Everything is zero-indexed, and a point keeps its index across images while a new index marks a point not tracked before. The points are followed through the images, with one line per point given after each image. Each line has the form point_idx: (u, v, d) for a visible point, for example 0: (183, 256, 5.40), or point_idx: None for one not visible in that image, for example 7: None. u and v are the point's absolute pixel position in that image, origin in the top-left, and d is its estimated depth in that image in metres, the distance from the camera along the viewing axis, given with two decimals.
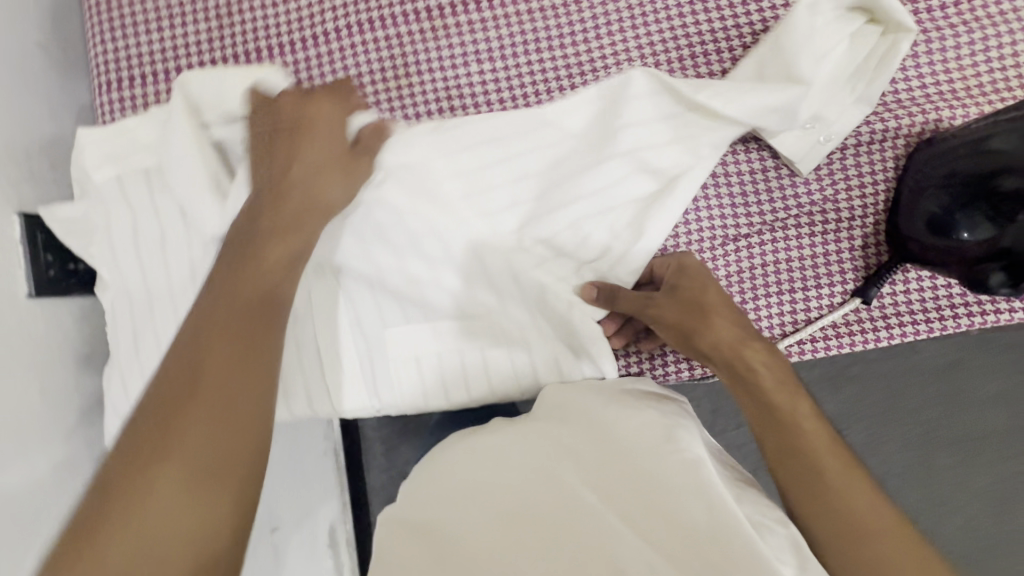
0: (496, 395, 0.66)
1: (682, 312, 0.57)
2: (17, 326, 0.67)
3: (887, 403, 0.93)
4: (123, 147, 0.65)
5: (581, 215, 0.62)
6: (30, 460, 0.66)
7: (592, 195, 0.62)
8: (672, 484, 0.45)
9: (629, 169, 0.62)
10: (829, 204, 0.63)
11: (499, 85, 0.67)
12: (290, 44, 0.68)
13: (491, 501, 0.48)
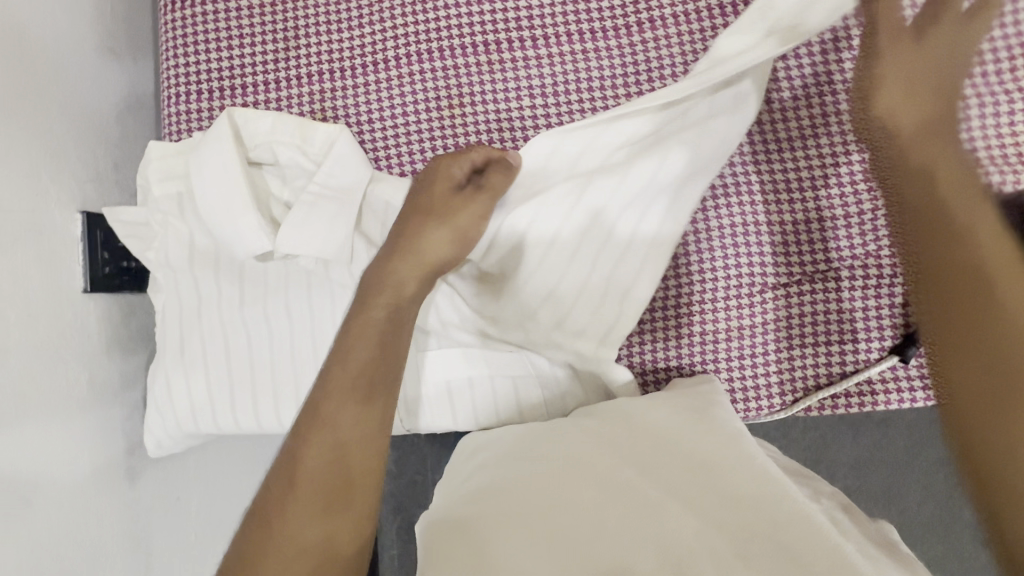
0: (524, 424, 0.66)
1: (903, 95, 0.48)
2: (69, 321, 0.70)
3: (913, 453, 0.91)
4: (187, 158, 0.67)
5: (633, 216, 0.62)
6: (69, 448, 0.68)
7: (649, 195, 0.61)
8: (717, 459, 0.47)
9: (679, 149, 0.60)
10: (872, 260, 0.63)
11: (547, 115, 0.67)
12: (350, 68, 0.69)
13: (537, 480, 0.50)
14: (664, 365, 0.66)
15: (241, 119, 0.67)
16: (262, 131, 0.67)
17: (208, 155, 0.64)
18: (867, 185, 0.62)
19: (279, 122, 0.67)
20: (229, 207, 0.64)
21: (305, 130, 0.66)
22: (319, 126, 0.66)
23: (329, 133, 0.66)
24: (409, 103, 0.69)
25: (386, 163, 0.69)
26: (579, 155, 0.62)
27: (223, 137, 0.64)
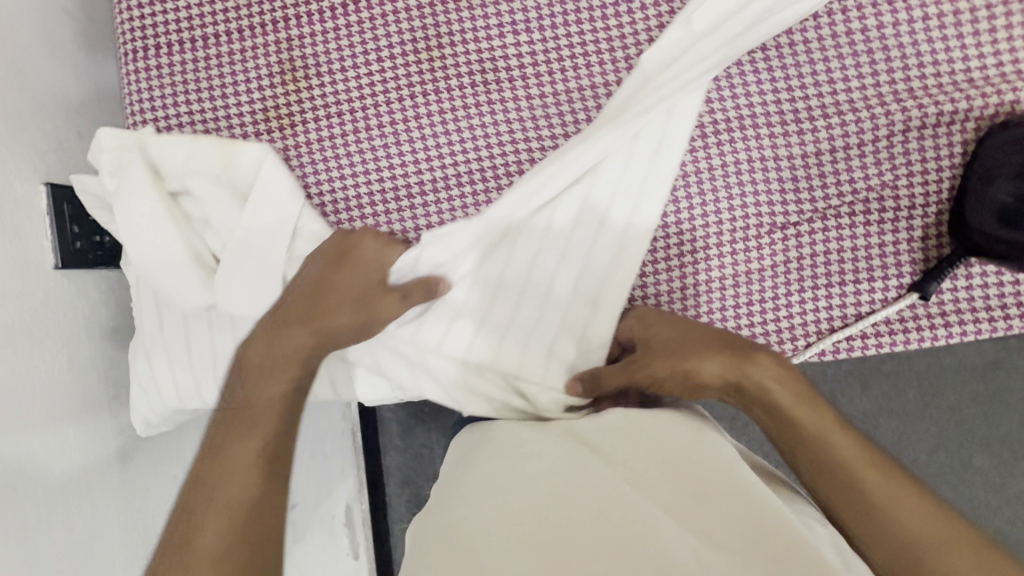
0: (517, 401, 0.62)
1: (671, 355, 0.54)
2: (44, 299, 0.66)
3: (929, 400, 0.89)
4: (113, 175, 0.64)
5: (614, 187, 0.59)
6: (55, 430, 0.66)
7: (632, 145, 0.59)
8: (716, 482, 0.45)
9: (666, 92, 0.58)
10: (888, 191, 0.58)
11: (534, 53, 0.62)
12: (317, 12, 0.64)
13: (525, 494, 0.46)
14: None
15: (154, 150, 0.63)
16: (180, 160, 0.63)
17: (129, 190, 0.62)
18: (882, 109, 0.58)
19: (194, 147, 0.63)
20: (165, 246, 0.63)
21: (226, 154, 0.63)
22: (240, 146, 0.63)
23: (254, 156, 0.63)
24: (384, 48, 0.64)
25: (362, 113, 0.64)
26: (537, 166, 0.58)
27: (138, 172, 0.62)
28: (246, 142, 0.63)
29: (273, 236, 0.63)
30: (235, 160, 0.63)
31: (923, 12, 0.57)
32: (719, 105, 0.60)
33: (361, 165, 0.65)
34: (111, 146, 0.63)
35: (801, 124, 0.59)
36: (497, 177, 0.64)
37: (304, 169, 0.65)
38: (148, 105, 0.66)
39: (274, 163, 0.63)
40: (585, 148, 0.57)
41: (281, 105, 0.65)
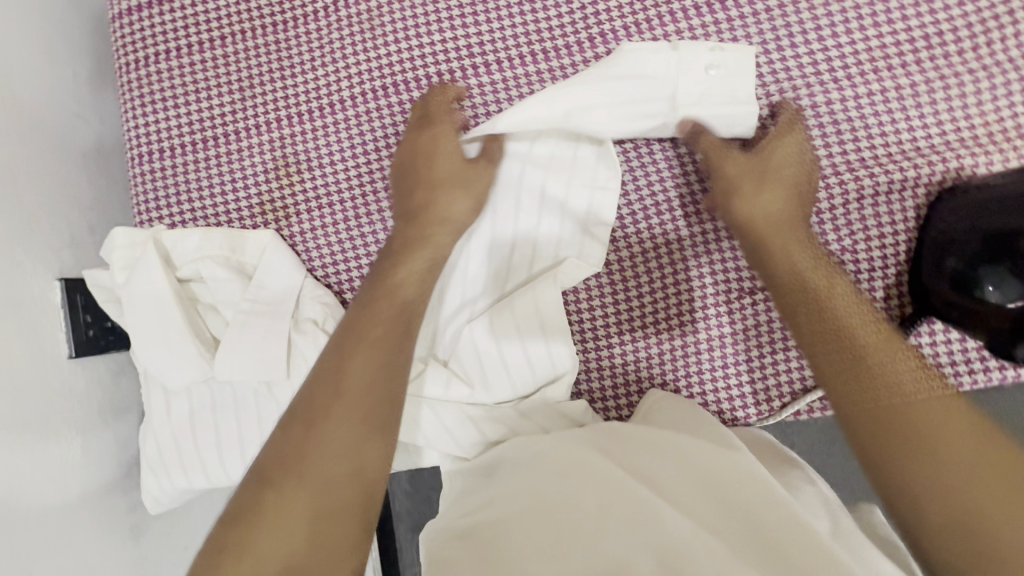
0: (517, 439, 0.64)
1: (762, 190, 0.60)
2: (57, 387, 0.70)
3: None
4: (122, 265, 0.66)
5: (549, 247, 0.66)
6: (69, 513, 0.69)
7: (554, 212, 0.66)
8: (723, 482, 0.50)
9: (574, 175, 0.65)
10: (848, 256, 0.61)
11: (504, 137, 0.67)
12: (306, 113, 0.69)
13: (544, 499, 0.52)
14: (636, 384, 0.67)
15: (167, 242, 0.67)
16: (189, 252, 0.68)
17: (138, 282, 0.65)
18: (837, 179, 0.61)
19: (207, 237, 0.68)
20: (170, 334, 0.65)
21: (237, 241, 0.68)
22: (250, 234, 0.68)
23: (261, 241, 0.68)
24: (369, 142, 0.68)
25: (352, 203, 0.69)
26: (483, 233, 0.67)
27: (149, 263, 0.65)
28: (258, 232, 0.68)
29: (276, 311, 0.66)
30: (247, 249, 0.68)
31: (866, 89, 0.61)
32: (683, 182, 0.65)
33: (351, 251, 0.69)
34: (127, 237, 0.67)
35: None
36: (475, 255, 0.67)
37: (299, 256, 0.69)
38: (153, 205, 0.71)
39: (279, 251, 0.67)
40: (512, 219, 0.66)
41: (276, 199, 0.69)
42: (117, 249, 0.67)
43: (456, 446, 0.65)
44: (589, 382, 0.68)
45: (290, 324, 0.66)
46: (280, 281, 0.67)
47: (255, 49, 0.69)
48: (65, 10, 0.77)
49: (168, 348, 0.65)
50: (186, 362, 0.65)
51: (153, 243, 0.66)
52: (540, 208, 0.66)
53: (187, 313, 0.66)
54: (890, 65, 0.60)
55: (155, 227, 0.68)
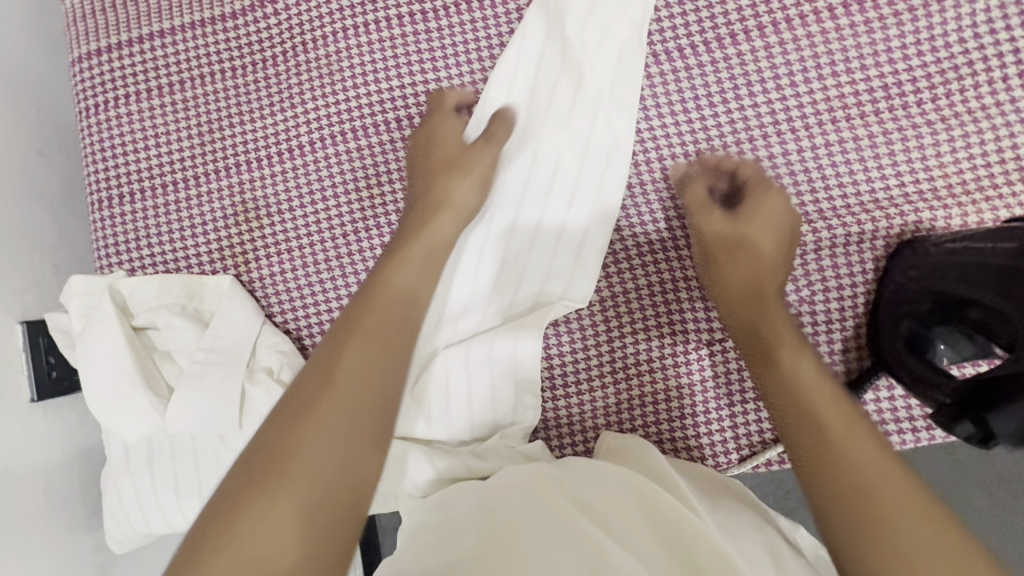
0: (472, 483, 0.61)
1: (728, 246, 0.59)
2: (18, 432, 0.70)
3: None
4: (78, 314, 0.67)
5: (516, 282, 0.65)
6: (31, 558, 0.68)
7: (518, 248, 0.65)
8: (677, 526, 0.48)
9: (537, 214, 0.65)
10: (807, 306, 0.61)
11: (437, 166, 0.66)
12: (265, 157, 0.68)
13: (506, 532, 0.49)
14: (593, 432, 0.66)
15: (124, 290, 0.68)
16: (147, 299, 0.68)
17: (91, 331, 0.65)
18: None
19: (164, 284, 0.68)
20: (123, 383, 0.65)
21: (195, 288, 0.69)
22: (208, 280, 0.69)
23: (220, 286, 0.69)
24: (327, 187, 0.68)
25: (310, 249, 0.68)
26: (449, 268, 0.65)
27: (104, 312, 0.65)
28: (216, 278, 0.68)
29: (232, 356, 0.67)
30: (205, 294, 0.69)
31: (825, 140, 0.60)
32: (641, 229, 0.64)
33: (311, 296, 0.69)
34: (83, 286, 0.67)
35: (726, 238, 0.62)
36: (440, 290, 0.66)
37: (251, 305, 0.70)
38: (113, 249, 0.71)
39: (237, 296, 0.67)
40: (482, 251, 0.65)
41: (236, 244, 0.69)
42: (72, 298, 0.67)
43: (410, 485, 0.62)
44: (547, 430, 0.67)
45: (244, 373, 0.67)
46: (237, 327, 0.67)
47: (215, 94, 0.69)
48: (27, 51, 0.77)
49: (120, 397, 0.65)
50: (137, 410, 0.65)
51: (111, 292, 0.67)
52: (507, 243, 0.65)
53: (140, 360, 0.67)
54: (848, 116, 0.59)
55: (109, 277, 0.68)
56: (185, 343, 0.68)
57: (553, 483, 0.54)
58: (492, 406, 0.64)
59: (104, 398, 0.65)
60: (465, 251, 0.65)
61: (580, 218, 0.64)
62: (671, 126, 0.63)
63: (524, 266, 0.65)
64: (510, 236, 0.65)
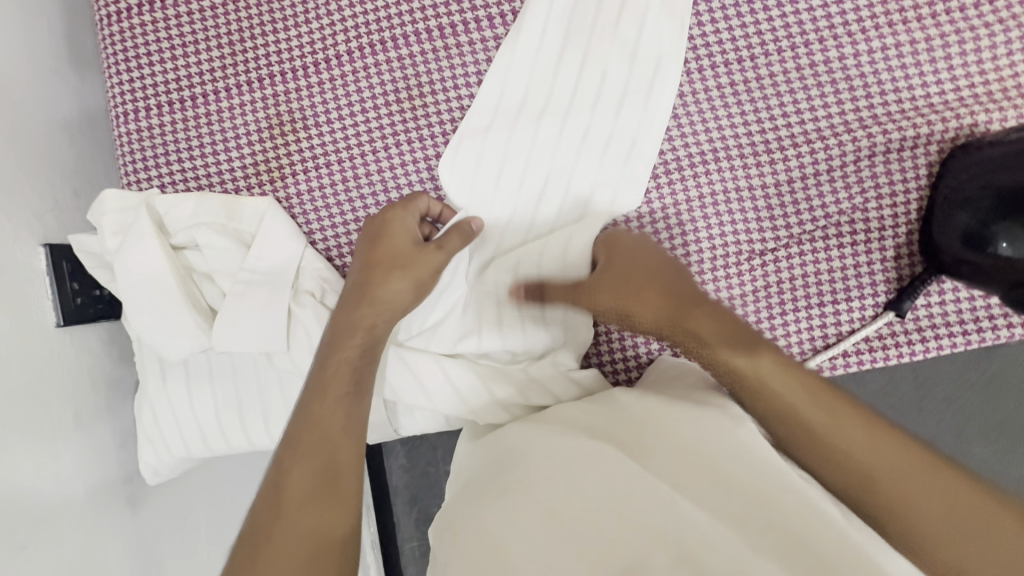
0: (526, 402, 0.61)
1: (621, 288, 0.56)
2: (47, 356, 0.68)
3: None
4: (113, 227, 0.64)
5: (562, 194, 0.63)
6: (68, 485, 0.67)
7: (565, 158, 0.63)
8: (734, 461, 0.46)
9: (586, 121, 0.62)
10: (859, 214, 0.61)
11: (480, 72, 0.64)
12: (300, 68, 0.66)
13: (545, 496, 0.47)
14: (644, 349, 0.66)
15: (162, 206, 0.65)
16: (186, 217, 0.66)
17: (129, 246, 0.63)
18: (849, 136, 0.60)
19: (203, 203, 0.66)
20: (165, 303, 0.63)
21: (234, 209, 0.66)
22: (248, 201, 0.66)
23: (258, 208, 0.66)
24: (367, 99, 0.65)
25: (350, 163, 0.66)
26: (494, 180, 0.64)
27: (143, 227, 0.63)
28: (254, 200, 0.66)
29: (277, 278, 0.65)
30: (242, 216, 0.66)
31: (881, 43, 0.59)
32: (693, 140, 0.62)
33: (352, 211, 0.67)
34: (116, 205, 0.65)
35: (779, 148, 0.61)
36: (483, 202, 0.64)
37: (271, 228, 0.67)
38: (140, 166, 0.68)
39: (277, 217, 0.65)
40: (528, 164, 0.63)
41: (271, 158, 0.67)
42: (107, 210, 0.64)
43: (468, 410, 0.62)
44: (598, 347, 0.67)
45: (289, 295, 0.64)
46: (279, 251, 0.65)
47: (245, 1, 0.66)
48: None
49: (162, 317, 0.63)
50: (178, 328, 0.63)
51: (148, 206, 0.65)
52: (554, 155, 0.63)
53: (181, 279, 0.65)
54: (905, 18, 0.58)
55: (144, 193, 0.66)
56: (225, 264, 0.65)
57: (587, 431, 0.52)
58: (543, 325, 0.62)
59: (144, 315, 0.63)
60: (510, 162, 0.63)
61: (629, 124, 0.62)
62: (723, 31, 0.61)
63: (570, 176, 0.63)
64: (559, 146, 0.63)
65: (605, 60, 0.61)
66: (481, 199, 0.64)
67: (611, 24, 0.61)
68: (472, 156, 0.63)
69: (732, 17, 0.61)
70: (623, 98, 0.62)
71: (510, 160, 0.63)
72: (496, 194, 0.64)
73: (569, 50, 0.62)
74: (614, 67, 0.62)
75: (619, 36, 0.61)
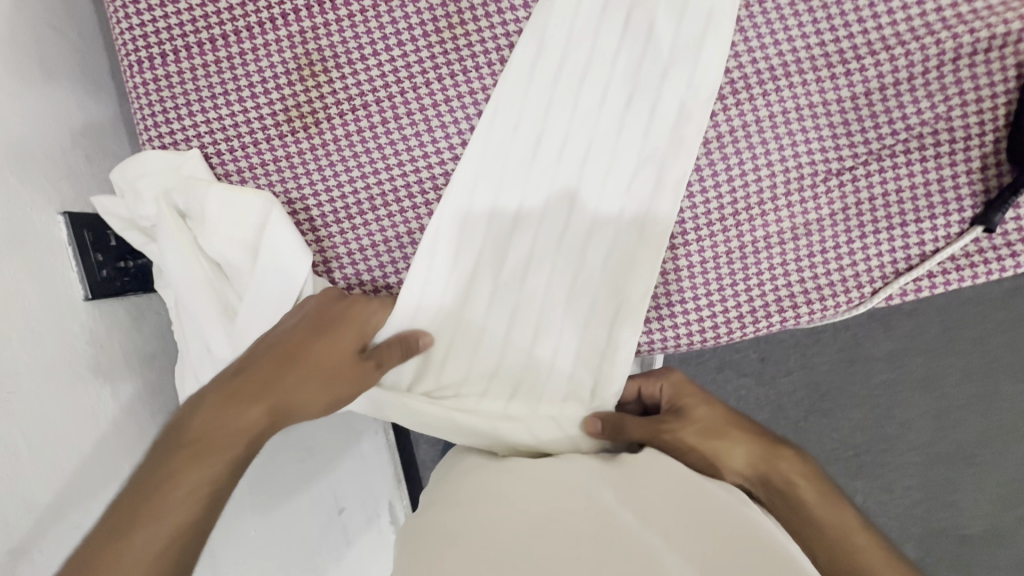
0: (537, 393, 0.62)
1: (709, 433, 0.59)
2: (78, 331, 0.64)
3: (951, 333, 0.93)
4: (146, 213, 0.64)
5: (609, 144, 0.59)
6: (112, 465, 0.64)
7: (617, 99, 0.59)
8: (729, 527, 0.44)
9: (639, 53, 0.58)
10: (942, 124, 0.56)
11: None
12: (326, 1, 0.60)
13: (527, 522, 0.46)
14: (716, 287, 0.61)
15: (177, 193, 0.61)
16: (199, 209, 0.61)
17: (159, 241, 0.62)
18: (931, 38, 0.55)
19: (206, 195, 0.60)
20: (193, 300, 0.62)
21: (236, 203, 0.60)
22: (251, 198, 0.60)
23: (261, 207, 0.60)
24: (402, 30, 0.60)
25: (388, 103, 0.61)
26: (534, 143, 0.60)
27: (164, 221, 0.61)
28: (252, 194, 0.60)
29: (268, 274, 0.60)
30: (246, 219, 0.60)
31: None
32: (760, 54, 0.58)
33: (392, 157, 0.61)
34: (153, 169, 0.62)
35: (854, 57, 0.56)
36: (524, 161, 0.60)
37: (300, 185, 0.62)
38: (160, 119, 0.62)
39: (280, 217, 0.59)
40: (567, 124, 0.59)
41: (301, 102, 0.61)
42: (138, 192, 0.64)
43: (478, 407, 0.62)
44: (666, 287, 0.62)
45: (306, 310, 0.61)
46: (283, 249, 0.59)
47: None
48: None
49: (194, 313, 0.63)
50: (203, 324, 0.62)
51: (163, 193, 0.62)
52: (599, 109, 0.59)
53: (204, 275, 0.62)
54: None
55: (187, 155, 0.62)
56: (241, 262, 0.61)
57: (589, 475, 0.52)
58: (581, 301, 0.61)
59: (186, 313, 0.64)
60: (550, 127, 0.59)
61: (688, 50, 0.57)
62: None
63: (623, 118, 0.59)
64: (605, 92, 0.59)
65: None
66: (517, 169, 0.60)
67: None
68: (511, 120, 0.59)
69: None
70: (679, 25, 0.57)
71: (551, 117, 0.59)
72: (533, 164, 0.60)
73: None
74: None
75: None
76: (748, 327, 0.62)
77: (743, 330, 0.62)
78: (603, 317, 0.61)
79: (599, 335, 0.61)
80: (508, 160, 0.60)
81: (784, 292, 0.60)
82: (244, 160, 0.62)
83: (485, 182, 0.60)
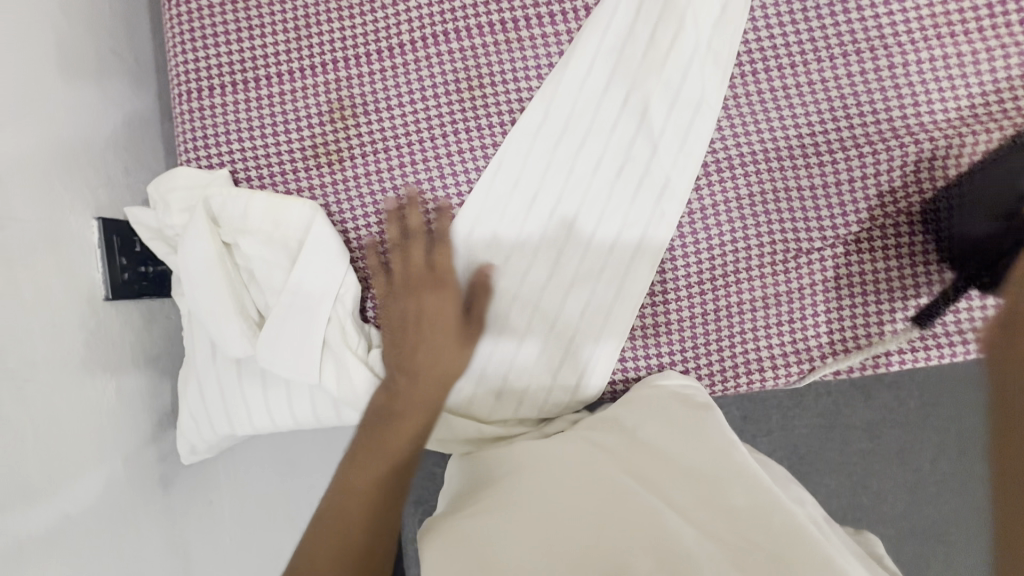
0: (518, 413, 0.68)
1: None
2: (95, 328, 0.68)
3: None
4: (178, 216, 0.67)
5: (597, 205, 0.65)
6: (106, 458, 0.67)
7: (608, 168, 0.65)
8: (715, 477, 0.50)
9: (633, 129, 0.65)
10: (903, 218, 0.63)
11: (540, 66, 0.66)
12: (363, 55, 0.67)
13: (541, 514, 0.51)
14: (691, 345, 0.66)
15: (216, 201, 0.66)
16: (235, 216, 0.66)
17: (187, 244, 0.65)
18: (896, 142, 0.62)
19: (252, 204, 0.65)
20: (211, 303, 0.65)
21: (281, 212, 0.66)
22: (294, 203, 0.66)
23: (303, 213, 0.66)
24: (427, 88, 0.67)
25: (408, 148, 0.67)
26: (532, 196, 0.66)
27: (199, 224, 0.64)
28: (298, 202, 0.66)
29: (320, 299, 0.66)
30: (287, 218, 0.65)
31: (930, 55, 0.61)
32: (743, 141, 0.64)
33: (405, 198, 0.67)
34: (185, 184, 0.67)
35: (828, 151, 0.63)
36: (521, 215, 0.66)
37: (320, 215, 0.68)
38: (202, 144, 0.69)
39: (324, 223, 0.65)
40: (563, 184, 0.66)
41: (329, 141, 0.68)
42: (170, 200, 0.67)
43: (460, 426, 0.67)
44: (644, 341, 0.67)
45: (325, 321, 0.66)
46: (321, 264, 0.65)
47: None
48: None
49: (210, 314, 0.65)
50: (220, 325, 0.65)
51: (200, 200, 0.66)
52: (593, 174, 0.65)
53: (230, 281, 0.66)
54: (952, 32, 0.61)
55: (214, 173, 0.67)
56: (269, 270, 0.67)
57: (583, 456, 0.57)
58: (561, 342, 0.67)
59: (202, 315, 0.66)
60: (546, 184, 0.66)
61: (678, 132, 0.64)
62: (777, 35, 0.63)
63: (614, 184, 0.65)
64: (598, 159, 0.65)
65: (657, 72, 0.64)
66: (513, 220, 0.66)
67: (671, 31, 0.64)
68: (512, 175, 0.66)
69: (787, 30, 0.63)
70: (671, 111, 0.64)
71: (549, 177, 0.66)
72: (528, 217, 0.66)
73: (619, 64, 0.65)
74: (666, 78, 0.64)
75: (672, 47, 0.64)
76: (717, 384, 0.67)
77: (714, 387, 0.67)
78: (580, 357, 0.67)
79: (576, 373, 0.67)
80: (505, 210, 0.66)
81: (753, 358, 0.66)
82: (271, 187, 0.68)
83: (484, 227, 0.66)
